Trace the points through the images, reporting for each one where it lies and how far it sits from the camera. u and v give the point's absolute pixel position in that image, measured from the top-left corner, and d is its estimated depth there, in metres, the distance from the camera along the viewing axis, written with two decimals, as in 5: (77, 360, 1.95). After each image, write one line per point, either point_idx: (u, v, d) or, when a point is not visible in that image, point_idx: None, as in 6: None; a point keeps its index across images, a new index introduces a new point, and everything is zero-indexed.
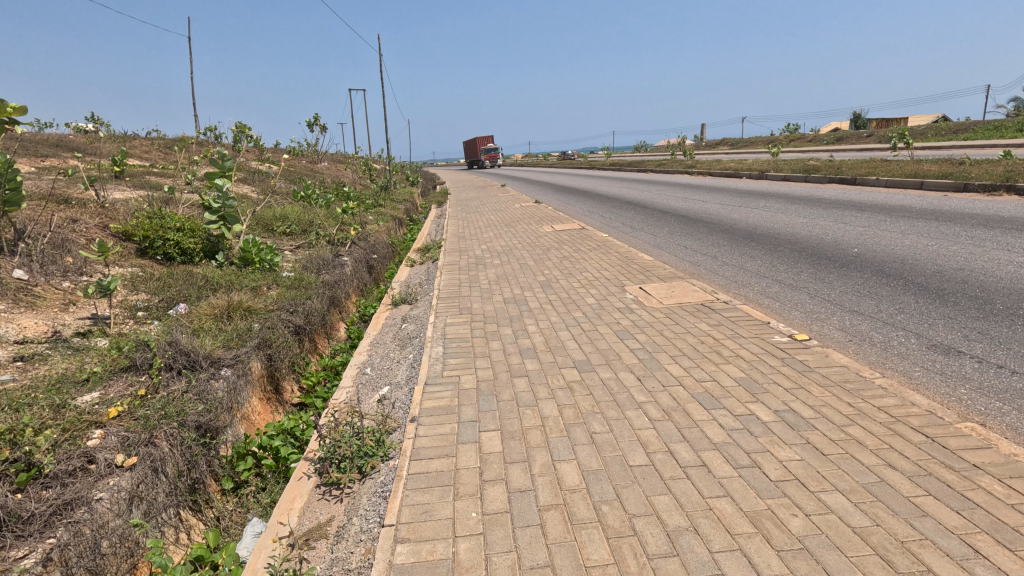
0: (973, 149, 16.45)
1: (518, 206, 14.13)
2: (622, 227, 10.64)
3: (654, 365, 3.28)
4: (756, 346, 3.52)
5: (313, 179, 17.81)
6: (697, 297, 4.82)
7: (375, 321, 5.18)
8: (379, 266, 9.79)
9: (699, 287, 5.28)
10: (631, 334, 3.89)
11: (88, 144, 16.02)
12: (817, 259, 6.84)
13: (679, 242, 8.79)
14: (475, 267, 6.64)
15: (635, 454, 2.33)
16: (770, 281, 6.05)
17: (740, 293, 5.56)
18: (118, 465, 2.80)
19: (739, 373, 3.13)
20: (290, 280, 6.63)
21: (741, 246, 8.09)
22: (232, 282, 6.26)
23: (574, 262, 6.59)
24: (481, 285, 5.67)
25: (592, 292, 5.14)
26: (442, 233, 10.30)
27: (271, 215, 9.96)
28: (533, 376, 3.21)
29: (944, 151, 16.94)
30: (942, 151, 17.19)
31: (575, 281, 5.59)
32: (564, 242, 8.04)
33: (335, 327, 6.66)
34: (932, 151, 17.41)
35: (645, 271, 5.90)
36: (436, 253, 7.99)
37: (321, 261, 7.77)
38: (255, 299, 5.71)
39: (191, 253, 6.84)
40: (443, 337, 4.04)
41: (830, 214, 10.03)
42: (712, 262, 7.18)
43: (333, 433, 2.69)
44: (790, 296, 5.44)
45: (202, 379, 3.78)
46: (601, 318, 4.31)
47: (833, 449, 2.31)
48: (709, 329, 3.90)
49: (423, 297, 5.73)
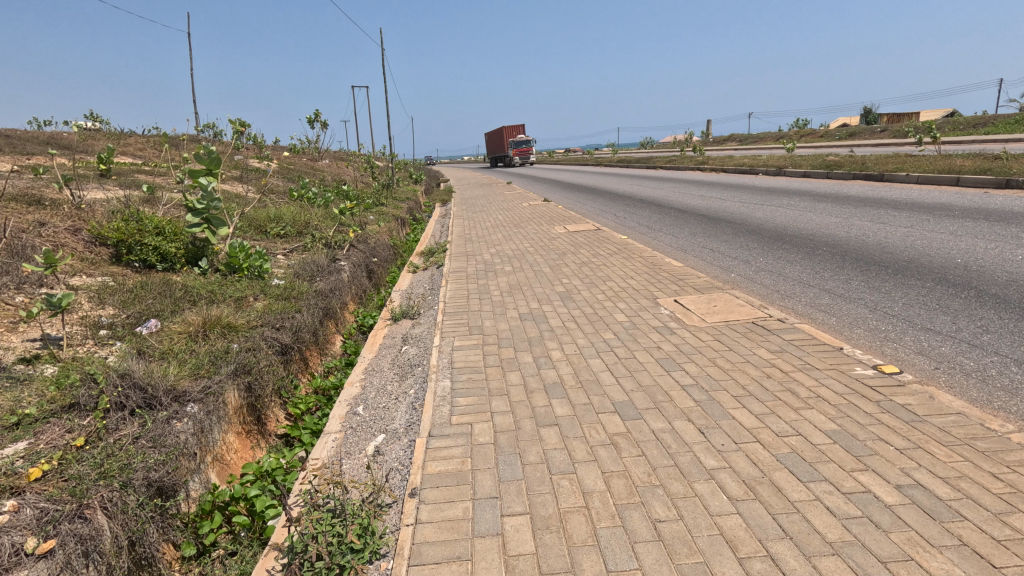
0: (1006, 144, 15.59)
1: (526, 205, 13.45)
2: (639, 227, 9.96)
3: (718, 411, 2.61)
4: (838, 383, 2.85)
5: (313, 177, 17.23)
6: (746, 314, 4.13)
7: (371, 338, 4.49)
8: (380, 270, 9.15)
9: (743, 300, 4.59)
10: (678, 365, 3.21)
11: (80, 142, 15.48)
12: (864, 264, 6.15)
13: (704, 245, 8.10)
14: (484, 275, 5.97)
15: (723, 562, 1.67)
16: (818, 292, 5.35)
17: (788, 306, 4.88)
18: (29, 552, 2.16)
19: (828, 422, 2.46)
20: (279, 290, 5.97)
21: (774, 249, 7.38)
22: (214, 292, 5.61)
23: (594, 269, 5.92)
24: (492, 297, 4.99)
25: (621, 307, 4.46)
26: (446, 234, 9.66)
27: (265, 217, 9.30)
28: (565, 426, 2.54)
29: (974, 145, 16.09)
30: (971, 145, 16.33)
31: (598, 293, 4.92)
32: (581, 246, 7.35)
33: (329, 342, 6.01)
34: (961, 146, 16.56)
35: (678, 281, 5.21)
36: (442, 258, 7.31)
37: (316, 267, 7.11)
38: (237, 313, 5.06)
39: (172, 259, 6.15)
40: (450, 366, 3.37)
41: (865, 214, 9.30)
42: (746, 268, 6.50)
43: (307, 516, 2.03)
44: (846, 310, 4.75)
45: (160, 422, 3.12)
46: (637, 341, 3.64)
47: (1005, 556, 1.64)
48: (772, 359, 3.23)
49: (427, 310, 5.06)
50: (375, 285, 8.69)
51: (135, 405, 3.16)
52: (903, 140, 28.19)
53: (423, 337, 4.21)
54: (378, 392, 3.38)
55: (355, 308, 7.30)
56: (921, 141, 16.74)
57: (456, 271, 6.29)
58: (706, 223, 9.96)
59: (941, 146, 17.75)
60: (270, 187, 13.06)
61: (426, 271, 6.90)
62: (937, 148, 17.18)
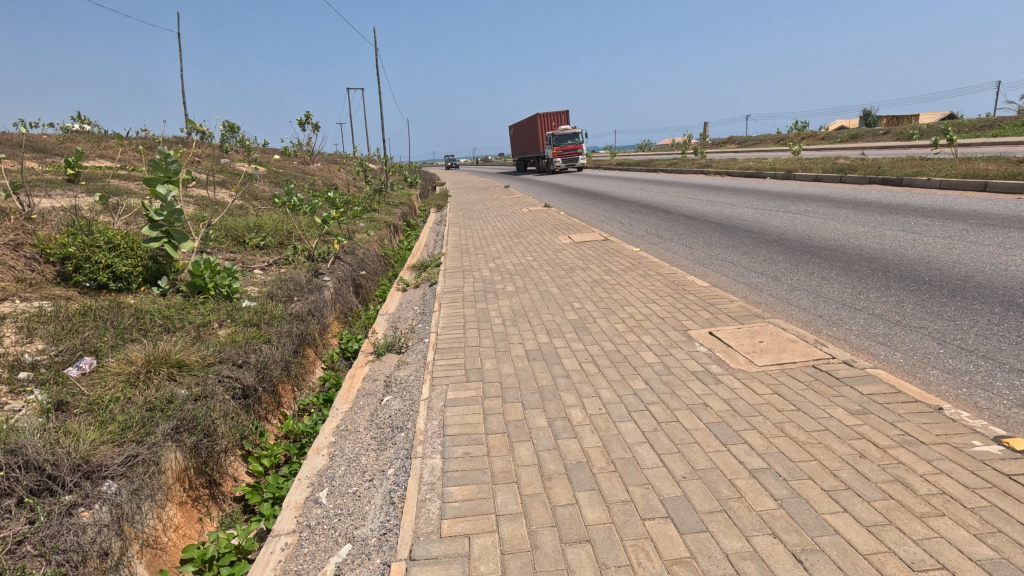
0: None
1: (526, 212, 12.73)
2: (649, 237, 9.29)
3: (810, 519, 1.88)
4: (963, 468, 2.12)
5: (303, 181, 16.53)
6: (802, 354, 3.41)
7: (349, 379, 3.75)
8: (368, 284, 8.43)
9: (792, 331, 3.87)
10: (736, 434, 2.48)
11: (56, 143, 14.73)
12: (910, 282, 5.48)
13: (724, 257, 7.39)
14: (482, 296, 5.21)
15: None
16: (870, 318, 4.63)
17: (840, 338, 4.16)
18: None
19: (977, 543, 1.73)
20: (248, 314, 5.20)
21: (804, 263, 6.69)
22: (172, 318, 4.85)
23: (609, 289, 5.18)
24: (493, 327, 4.24)
25: (648, 343, 3.72)
26: (440, 245, 8.95)
27: (243, 228, 8.52)
28: (601, 545, 1.82)
29: (993, 148, 15.40)
30: (989, 149, 15.65)
31: (619, 322, 4.18)
32: (589, 261, 6.61)
33: (305, 374, 5.25)
34: (978, 149, 15.87)
35: (709, 306, 4.48)
36: (435, 274, 6.56)
37: (294, 285, 6.34)
38: (193, 346, 4.29)
39: (127, 278, 5.38)
40: (441, 433, 2.64)
41: (894, 222, 8.62)
42: (777, 287, 5.80)
43: None
44: (910, 342, 4.04)
45: (57, 516, 2.39)
46: (677, 395, 2.91)
47: None
48: (857, 424, 2.50)
49: (416, 342, 4.31)
50: (363, 302, 7.92)
51: (26, 492, 2.43)
52: (911, 142, 27.50)
53: (411, 381, 3.47)
54: (350, 464, 2.64)
55: (337, 332, 6.55)
56: (935, 143, 16.07)
57: (451, 292, 5.53)
58: (722, 231, 9.27)
59: (954, 149, 17.08)
60: (254, 192, 12.26)
61: (416, 291, 6.15)
62: (952, 151, 16.51)
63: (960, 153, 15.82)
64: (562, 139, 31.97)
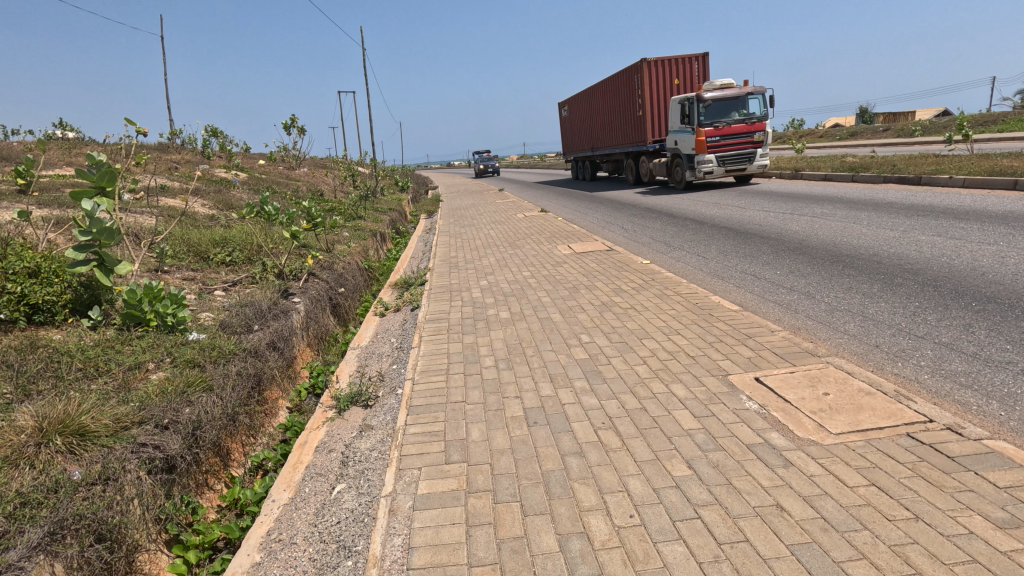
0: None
1: (520, 218, 11.98)
2: (657, 246, 8.50)
3: None
4: None
5: (286, 188, 15.71)
6: (886, 412, 2.60)
7: (298, 447, 2.91)
8: (348, 303, 7.61)
9: (861, 376, 3.06)
10: (842, 570, 1.67)
11: (22, 151, 13.85)
12: (971, 299, 4.71)
13: (745, 269, 6.61)
14: (471, 326, 4.37)
15: None
16: (938, 348, 3.85)
17: (912, 379, 3.36)
18: None
19: None
20: (191, 352, 4.33)
21: (837, 275, 5.92)
22: (96, 362, 3.99)
23: (621, 315, 4.35)
24: (482, 371, 3.41)
25: (682, 399, 2.90)
26: (428, 259, 8.12)
27: (209, 243, 7.67)
28: None
29: (1012, 144, 14.64)
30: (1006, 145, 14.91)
31: (638, 365, 3.34)
32: (594, 276, 5.78)
33: (262, 423, 4.39)
34: (994, 145, 15.13)
35: (748, 340, 3.67)
36: (419, 295, 5.71)
37: (254, 311, 5.48)
38: (109, 402, 3.43)
39: (49, 309, 4.53)
40: (405, 565, 1.82)
41: (927, 225, 7.84)
42: (814, 307, 5.01)
43: None
44: (1003, 384, 3.24)
45: None
46: (739, 490, 2.09)
47: None
48: (1019, 552, 1.69)
49: (388, 393, 3.46)
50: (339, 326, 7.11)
51: None
52: (917, 138, 26.75)
53: (374, 458, 2.64)
54: None
55: (307, 365, 5.72)
56: (948, 139, 15.33)
57: (433, 319, 4.70)
58: (738, 238, 8.51)
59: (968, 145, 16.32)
60: (229, 201, 11.38)
61: (395, 317, 5.31)
62: (966, 148, 15.78)
63: (975, 149, 15.08)
64: (722, 111, 14.08)
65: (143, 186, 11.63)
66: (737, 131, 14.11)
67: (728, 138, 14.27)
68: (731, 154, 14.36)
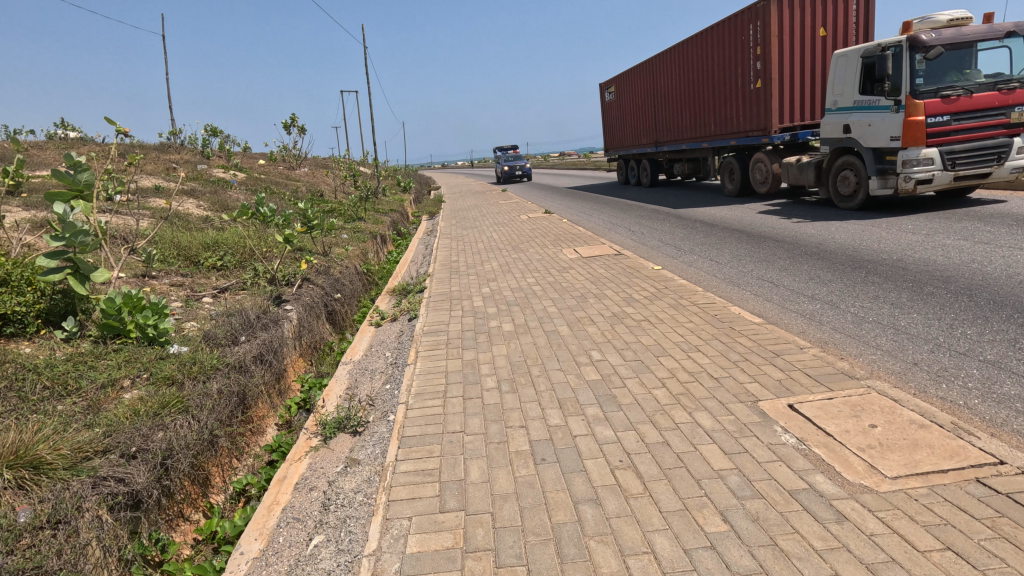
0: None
1: (524, 219, 11.66)
2: (667, 251, 8.14)
3: None
4: None
5: (285, 189, 15.42)
6: (945, 450, 2.28)
7: (276, 483, 2.59)
8: (345, 309, 7.30)
9: (909, 404, 2.73)
10: None
11: (16, 150, 13.59)
12: (1013, 312, 4.35)
13: (762, 276, 6.27)
14: (472, 339, 4.04)
15: None
16: (984, 367, 3.50)
17: (960, 404, 3.02)
18: None
19: None
20: (170, 367, 4.01)
21: (862, 284, 5.56)
22: (65, 379, 3.68)
23: (634, 329, 4.01)
24: (482, 395, 3.08)
25: (709, 431, 2.56)
26: (428, 263, 7.79)
27: (200, 247, 7.36)
28: None
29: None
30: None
31: (656, 389, 3.01)
32: (603, 284, 5.43)
33: (247, 445, 4.07)
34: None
35: (775, 358, 3.34)
36: (418, 303, 5.39)
37: (241, 322, 5.15)
38: (73, 427, 3.12)
39: (20, 319, 4.22)
40: None
41: (953, 229, 7.46)
42: (840, 318, 4.66)
43: None
44: None
45: None
46: (785, 554, 1.76)
47: None
48: None
49: (379, 418, 3.14)
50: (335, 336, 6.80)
51: None
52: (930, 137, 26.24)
53: (359, 503, 2.32)
54: None
55: (298, 378, 5.41)
56: None
57: (431, 331, 4.37)
58: (752, 242, 8.17)
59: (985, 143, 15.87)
60: (224, 202, 11.07)
61: (391, 328, 4.98)
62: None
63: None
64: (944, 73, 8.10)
65: (137, 187, 11.33)
66: (980, 107, 7.95)
67: (965, 121, 8.01)
68: (969, 147, 8.06)
